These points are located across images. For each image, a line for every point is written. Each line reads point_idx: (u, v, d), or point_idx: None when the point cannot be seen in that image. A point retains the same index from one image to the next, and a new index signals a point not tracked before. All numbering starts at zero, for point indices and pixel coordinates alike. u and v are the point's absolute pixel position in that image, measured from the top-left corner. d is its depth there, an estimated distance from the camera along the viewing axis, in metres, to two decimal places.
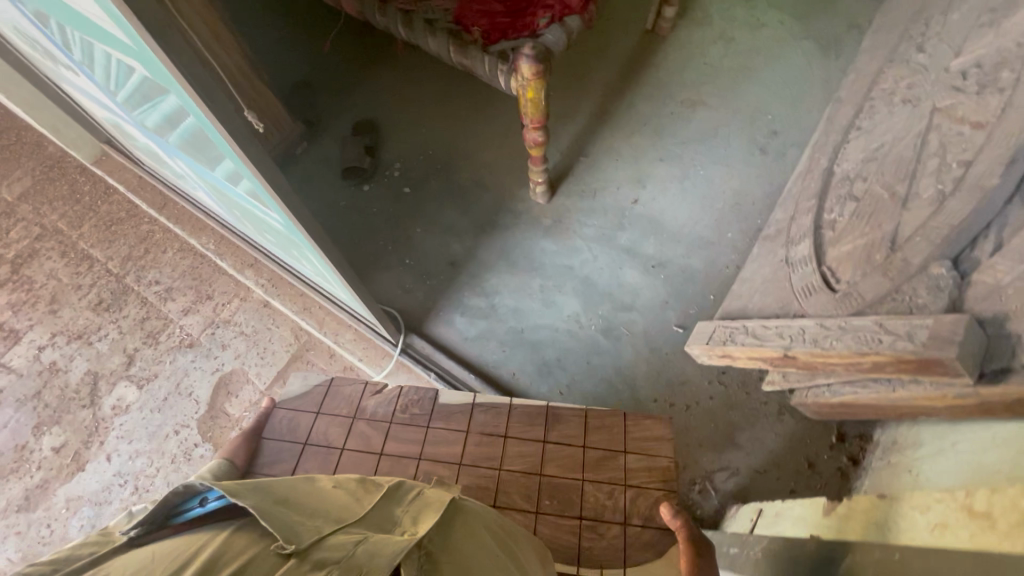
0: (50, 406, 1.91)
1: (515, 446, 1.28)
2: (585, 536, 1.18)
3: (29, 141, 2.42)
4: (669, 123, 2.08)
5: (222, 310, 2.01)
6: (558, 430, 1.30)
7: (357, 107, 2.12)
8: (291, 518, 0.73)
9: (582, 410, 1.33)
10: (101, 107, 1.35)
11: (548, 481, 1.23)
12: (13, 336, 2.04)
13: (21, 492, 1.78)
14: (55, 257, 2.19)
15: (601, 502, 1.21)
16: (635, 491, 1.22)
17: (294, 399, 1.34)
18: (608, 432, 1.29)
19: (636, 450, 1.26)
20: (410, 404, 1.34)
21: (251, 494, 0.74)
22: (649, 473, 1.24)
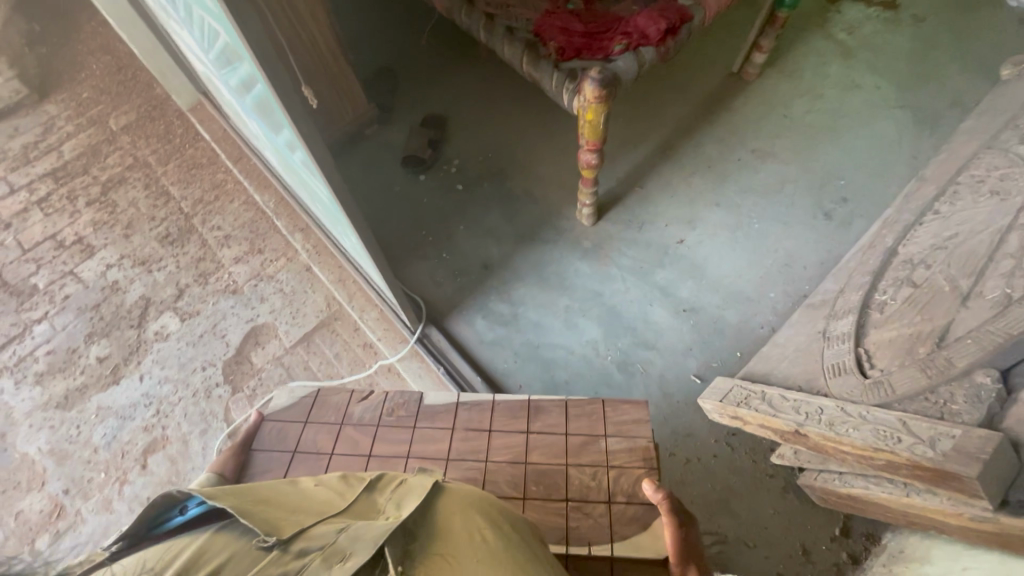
0: (104, 319, 2.09)
1: (500, 439, 1.35)
2: (572, 516, 1.23)
3: (142, 81, 2.67)
4: (734, 170, 2.03)
5: (268, 265, 2.14)
6: (540, 420, 1.37)
7: (431, 101, 2.20)
8: (271, 516, 0.81)
9: (561, 402, 1.41)
10: (197, 58, 1.47)
11: (534, 468, 1.30)
12: (89, 250, 2.25)
13: (64, 390, 1.96)
14: (139, 187, 2.40)
15: (586, 483, 1.27)
16: (617, 472, 1.28)
17: (284, 409, 1.42)
18: (588, 419, 1.37)
19: (615, 433, 1.33)
20: (396, 407, 1.42)
21: (227, 499, 0.83)
22: (630, 455, 1.30)
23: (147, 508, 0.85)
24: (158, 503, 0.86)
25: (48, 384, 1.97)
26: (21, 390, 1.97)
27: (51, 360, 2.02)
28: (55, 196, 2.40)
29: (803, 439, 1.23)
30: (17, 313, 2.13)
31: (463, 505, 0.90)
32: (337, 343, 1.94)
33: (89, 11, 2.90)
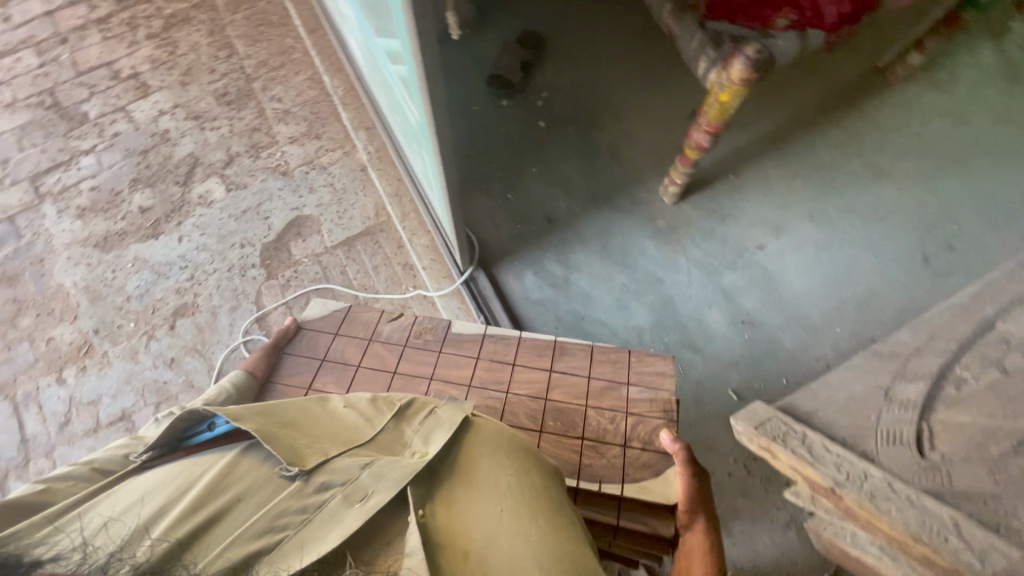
0: (151, 168, 2.03)
1: (522, 373, 1.31)
2: (585, 454, 1.19)
3: None
4: (841, 181, 1.83)
5: (323, 155, 2.03)
6: (564, 360, 1.32)
7: (534, 18, 1.96)
8: (294, 443, 0.79)
9: (587, 345, 1.34)
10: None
11: (552, 405, 1.25)
12: (143, 89, 2.14)
13: (104, 231, 1.94)
14: (203, 32, 2.23)
15: (603, 426, 1.22)
16: (635, 419, 1.22)
17: (316, 321, 1.42)
18: (613, 366, 1.31)
19: (639, 380, 1.26)
20: (423, 330, 1.39)
21: (254, 419, 0.81)
22: (651, 404, 1.24)
23: (174, 421, 0.83)
24: (186, 416, 0.84)
25: (89, 221, 1.96)
26: (62, 220, 1.95)
27: (95, 197, 1.99)
28: (116, 18, 2.24)
29: (836, 498, 1.20)
30: (65, 138, 2.06)
31: (489, 444, 0.85)
32: (378, 256, 1.88)
33: None
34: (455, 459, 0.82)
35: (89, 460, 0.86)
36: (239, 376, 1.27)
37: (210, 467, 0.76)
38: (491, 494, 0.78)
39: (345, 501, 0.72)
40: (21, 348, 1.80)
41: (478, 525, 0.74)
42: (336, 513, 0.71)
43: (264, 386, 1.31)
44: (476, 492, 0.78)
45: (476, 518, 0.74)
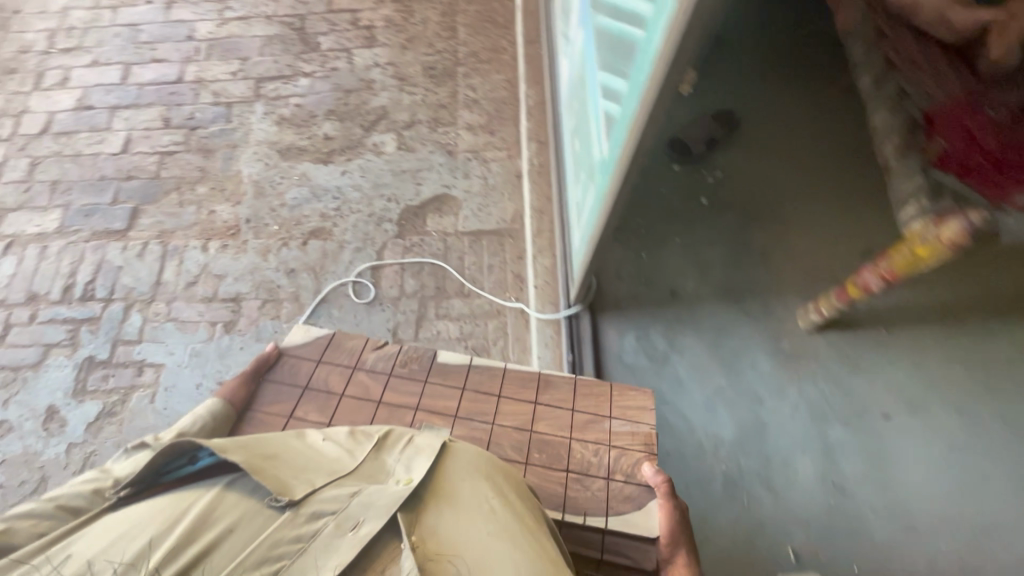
0: (347, 106, 2.27)
1: (507, 407, 1.34)
2: (571, 486, 1.23)
3: None
4: (1010, 388, 1.58)
5: (489, 150, 2.15)
6: (548, 394, 1.36)
7: (738, 101, 1.94)
8: (284, 476, 0.87)
9: (573, 378, 1.38)
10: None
11: (536, 437, 1.29)
12: (371, 41, 2.41)
13: (289, 142, 2.20)
14: (438, 11, 2.48)
15: (586, 457, 1.26)
16: (619, 452, 1.27)
17: (298, 347, 1.41)
18: (596, 400, 1.34)
19: (621, 415, 1.31)
20: (409, 359, 1.40)
21: (237, 452, 0.88)
22: (633, 437, 1.29)
23: (155, 457, 0.88)
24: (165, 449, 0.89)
25: (283, 129, 2.23)
26: (264, 122, 2.24)
27: (296, 112, 2.26)
28: None
29: None
30: (295, 58, 2.37)
31: (468, 472, 0.96)
32: (497, 257, 1.94)
33: None
34: (438, 478, 0.92)
35: (53, 498, 0.89)
36: (211, 406, 1.26)
37: (194, 501, 0.80)
38: (473, 515, 0.87)
39: (339, 530, 0.78)
40: (188, 209, 2.09)
41: (461, 536, 0.83)
42: (333, 541, 0.77)
43: (241, 414, 1.31)
44: (458, 513, 0.87)
45: (456, 532, 0.83)
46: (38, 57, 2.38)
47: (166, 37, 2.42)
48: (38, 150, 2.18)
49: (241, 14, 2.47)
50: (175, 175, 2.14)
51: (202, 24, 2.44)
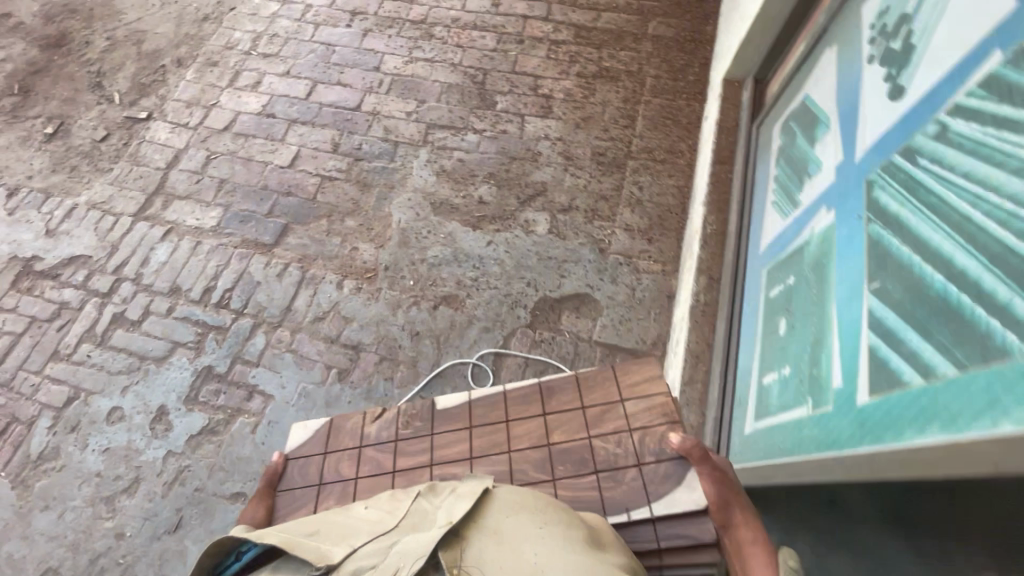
0: (508, 174, 2.22)
1: (519, 428, 1.44)
2: (603, 484, 1.31)
3: (704, 11, 2.58)
4: None
5: (642, 259, 2.02)
6: (555, 400, 1.47)
7: None
8: (321, 545, 0.96)
9: (572, 376, 1.51)
10: (848, 139, 1.18)
11: (557, 448, 1.40)
12: (546, 111, 2.36)
13: (444, 197, 2.17)
14: (620, 95, 2.39)
15: (613, 451, 1.36)
16: (640, 433, 1.37)
17: (297, 445, 1.50)
18: (604, 390, 1.46)
19: (631, 394, 1.43)
20: (410, 416, 1.51)
21: (277, 534, 1.00)
22: (650, 412, 1.40)
23: (202, 560, 1.02)
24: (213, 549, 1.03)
25: (441, 181, 2.21)
26: (425, 169, 2.23)
27: (457, 167, 2.24)
28: (566, 48, 2.53)
29: None
30: (470, 112, 2.36)
31: (516, 512, 0.98)
32: None
33: None
34: (475, 515, 0.98)
35: None
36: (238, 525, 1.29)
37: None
38: (516, 541, 0.92)
39: (381, 572, 0.86)
40: (333, 240, 2.10)
41: (509, 561, 0.88)
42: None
43: None
44: (499, 541, 0.92)
45: (500, 556, 0.88)
46: (239, 57, 2.52)
47: (355, 63, 2.49)
48: (217, 145, 2.29)
49: (429, 56, 2.50)
50: (330, 201, 2.17)
51: (390, 58, 2.49)
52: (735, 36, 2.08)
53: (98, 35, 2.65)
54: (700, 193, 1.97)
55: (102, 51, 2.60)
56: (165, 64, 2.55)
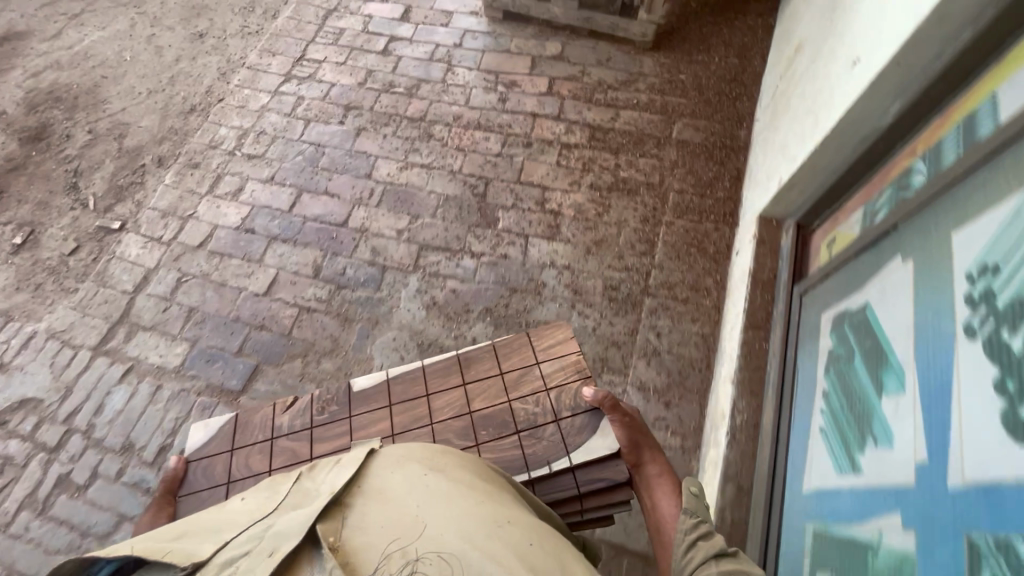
0: (507, 310, 1.96)
1: (438, 400, 1.63)
2: (525, 442, 1.58)
3: (737, 110, 2.28)
4: None
5: (658, 429, 1.74)
6: (470, 370, 1.67)
7: None
8: (181, 550, 1.05)
9: (489, 350, 1.72)
10: (933, 436, 0.87)
11: (474, 414, 1.62)
12: (553, 231, 2.09)
13: (434, 337, 1.92)
14: (638, 214, 2.11)
15: (531, 413, 1.61)
16: (556, 393, 1.63)
17: (197, 449, 1.61)
18: (521, 356, 1.70)
19: (545, 356, 1.67)
20: (322, 402, 1.65)
21: (138, 545, 1.08)
22: (568, 375, 1.65)
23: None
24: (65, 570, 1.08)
25: (431, 317, 1.96)
26: (414, 301, 1.99)
27: (450, 300, 1.98)
28: (578, 153, 2.26)
29: None
30: (468, 230, 2.11)
31: (388, 468, 1.20)
32: None
33: None
34: (354, 492, 1.14)
35: None
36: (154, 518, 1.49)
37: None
38: (402, 496, 1.12)
39: (259, 555, 0.98)
40: (307, 386, 1.87)
41: (388, 515, 1.07)
42: (256, 558, 0.98)
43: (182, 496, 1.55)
44: (384, 499, 1.12)
45: (381, 513, 1.07)
46: (222, 157, 2.33)
47: (345, 169, 2.26)
48: (190, 265, 2.09)
49: (426, 161, 2.26)
50: (306, 338, 1.94)
51: (383, 163, 2.26)
52: (773, 166, 1.78)
53: (80, 128, 2.49)
54: (731, 355, 1.68)
55: (82, 146, 2.44)
56: (146, 163, 2.38)
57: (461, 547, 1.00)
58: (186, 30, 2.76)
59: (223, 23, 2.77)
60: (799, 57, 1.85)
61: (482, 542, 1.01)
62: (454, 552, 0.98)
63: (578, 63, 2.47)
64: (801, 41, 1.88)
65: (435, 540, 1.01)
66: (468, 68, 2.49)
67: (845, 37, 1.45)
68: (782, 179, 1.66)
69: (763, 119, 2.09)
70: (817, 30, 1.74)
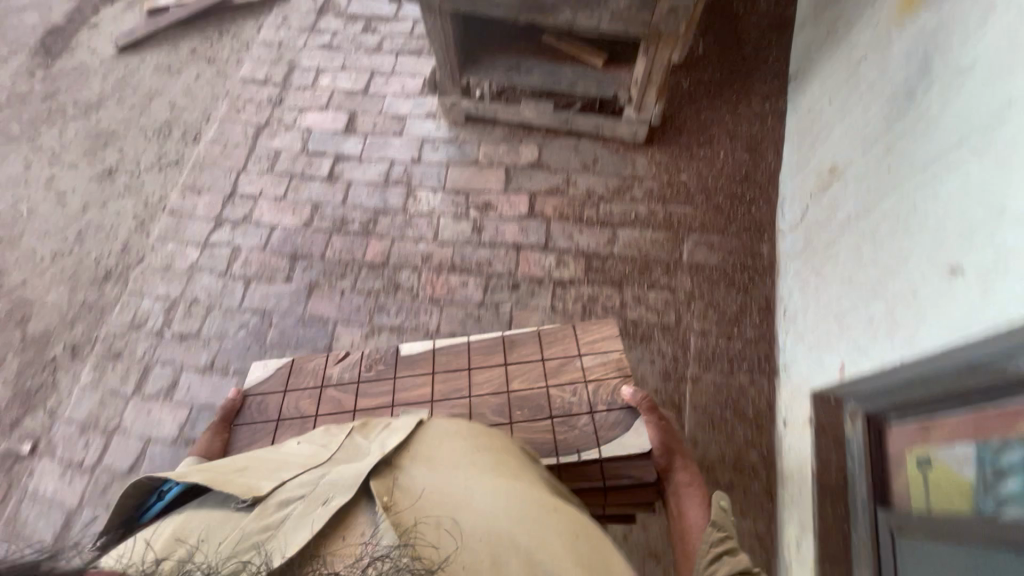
0: None
1: (479, 373, 1.44)
2: (558, 429, 1.35)
3: (755, 218, 1.93)
4: None
5: None
6: (516, 351, 1.47)
7: None
8: (240, 480, 0.97)
9: (534, 332, 1.50)
10: None
11: (513, 395, 1.41)
12: None
13: None
14: (657, 369, 1.76)
15: (568, 400, 1.39)
16: (594, 383, 1.40)
17: (260, 385, 1.47)
18: (563, 342, 1.47)
19: (588, 350, 1.45)
20: (374, 360, 1.48)
21: (198, 474, 0.99)
22: (603, 366, 1.42)
23: (122, 502, 1.02)
24: (133, 491, 1.02)
25: None
26: None
27: None
28: (575, 291, 1.89)
29: None
30: None
31: (449, 438, 1.11)
32: None
33: (772, 59, 2.10)
34: (404, 458, 1.03)
35: None
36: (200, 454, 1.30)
37: (175, 522, 0.91)
38: (450, 467, 1.02)
39: (309, 506, 0.89)
40: None
41: (437, 484, 0.96)
42: (305, 514, 0.88)
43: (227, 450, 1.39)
44: (433, 467, 1.01)
45: (429, 484, 0.96)
46: (148, 342, 1.92)
47: (299, 342, 1.89)
48: None
49: (396, 322, 1.89)
50: None
51: (345, 330, 1.88)
52: (825, 335, 1.44)
53: None
54: (794, 532, 1.45)
55: None
56: (56, 355, 1.96)
57: (505, 528, 0.88)
58: (92, 167, 2.32)
59: (135, 154, 2.33)
60: (840, 188, 1.49)
61: (535, 534, 0.88)
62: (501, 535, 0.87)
63: (561, 170, 2.10)
64: (838, 166, 1.52)
65: (484, 519, 0.89)
66: (432, 189, 2.11)
67: (931, 221, 1.09)
68: (845, 368, 1.32)
69: (794, 242, 1.74)
70: (865, 166, 1.38)
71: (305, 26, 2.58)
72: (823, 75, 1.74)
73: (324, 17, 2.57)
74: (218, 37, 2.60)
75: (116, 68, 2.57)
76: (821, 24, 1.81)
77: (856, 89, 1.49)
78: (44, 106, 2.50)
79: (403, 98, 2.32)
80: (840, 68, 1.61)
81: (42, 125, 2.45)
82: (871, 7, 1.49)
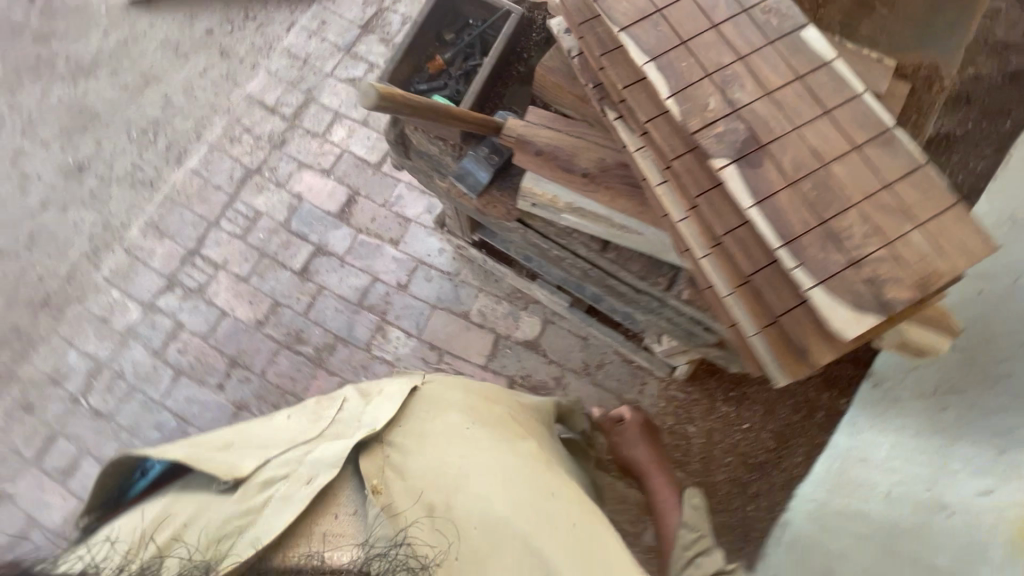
0: None
1: (777, 85, 0.66)
2: (747, 225, 0.63)
3: (748, 509, 1.62)
4: None
5: None
6: (848, 125, 0.65)
7: None
8: (218, 460, 0.88)
9: (903, 140, 0.64)
10: None
11: (769, 142, 0.64)
12: None
13: None
14: None
15: (804, 216, 0.61)
16: (845, 255, 0.60)
17: None
18: (902, 185, 0.62)
19: (912, 227, 0.61)
20: None
21: (176, 450, 0.90)
22: (884, 260, 0.60)
23: (103, 475, 0.92)
24: (108, 475, 0.93)
25: None
26: None
27: None
28: None
29: None
30: None
31: (436, 406, 0.97)
32: None
33: None
34: (396, 438, 0.92)
35: None
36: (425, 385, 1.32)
37: (156, 508, 0.85)
38: (439, 440, 0.90)
39: (289, 488, 0.83)
40: None
41: (434, 465, 0.87)
42: (284, 497, 0.82)
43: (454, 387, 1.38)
44: (412, 445, 0.90)
45: (421, 463, 0.87)
46: (60, 408, 1.79)
47: None
48: None
49: None
50: None
51: None
52: None
53: None
54: None
55: None
56: None
57: (510, 518, 0.82)
58: (63, 153, 2.07)
59: (110, 153, 2.05)
60: None
61: (575, 547, 0.82)
62: (530, 542, 0.81)
63: (556, 361, 1.78)
64: None
65: (508, 531, 0.81)
66: (406, 331, 1.81)
67: None
68: None
69: None
70: None
71: (342, 43, 2.12)
72: (902, 438, 1.30)
73: (366, 38, 2.11)
74: (241, 23, 2.17)
75: (119, 25, 2.19)
76: (932, 362, 1.34)
77: (919, 536, 1.10)
78: (34, 50, 2.18)
79: (392, 225, 1.90)
80: (920, 469, 1.20)
81: (25, 76, 2.16)
82: (990, 454, 1.06)
